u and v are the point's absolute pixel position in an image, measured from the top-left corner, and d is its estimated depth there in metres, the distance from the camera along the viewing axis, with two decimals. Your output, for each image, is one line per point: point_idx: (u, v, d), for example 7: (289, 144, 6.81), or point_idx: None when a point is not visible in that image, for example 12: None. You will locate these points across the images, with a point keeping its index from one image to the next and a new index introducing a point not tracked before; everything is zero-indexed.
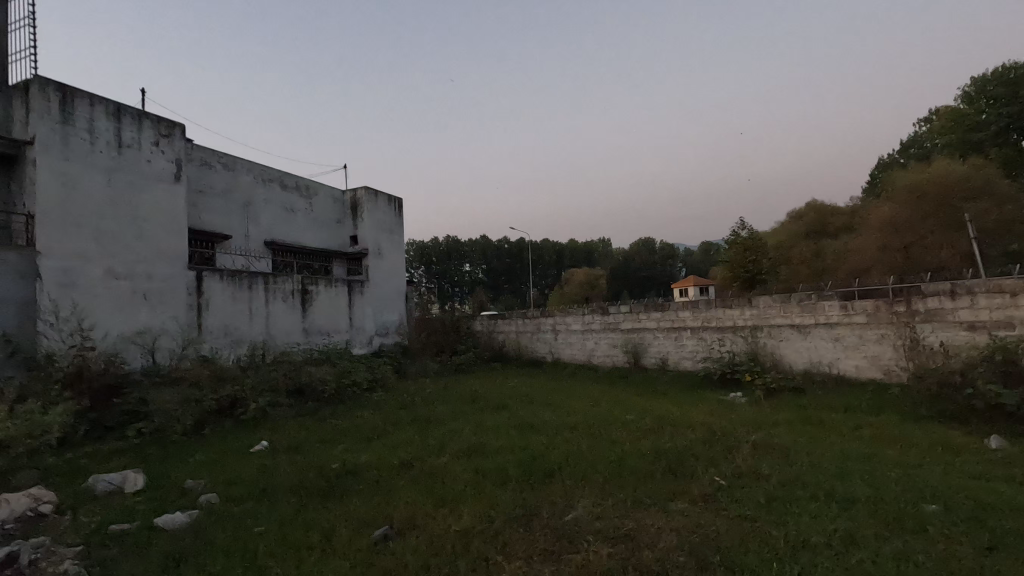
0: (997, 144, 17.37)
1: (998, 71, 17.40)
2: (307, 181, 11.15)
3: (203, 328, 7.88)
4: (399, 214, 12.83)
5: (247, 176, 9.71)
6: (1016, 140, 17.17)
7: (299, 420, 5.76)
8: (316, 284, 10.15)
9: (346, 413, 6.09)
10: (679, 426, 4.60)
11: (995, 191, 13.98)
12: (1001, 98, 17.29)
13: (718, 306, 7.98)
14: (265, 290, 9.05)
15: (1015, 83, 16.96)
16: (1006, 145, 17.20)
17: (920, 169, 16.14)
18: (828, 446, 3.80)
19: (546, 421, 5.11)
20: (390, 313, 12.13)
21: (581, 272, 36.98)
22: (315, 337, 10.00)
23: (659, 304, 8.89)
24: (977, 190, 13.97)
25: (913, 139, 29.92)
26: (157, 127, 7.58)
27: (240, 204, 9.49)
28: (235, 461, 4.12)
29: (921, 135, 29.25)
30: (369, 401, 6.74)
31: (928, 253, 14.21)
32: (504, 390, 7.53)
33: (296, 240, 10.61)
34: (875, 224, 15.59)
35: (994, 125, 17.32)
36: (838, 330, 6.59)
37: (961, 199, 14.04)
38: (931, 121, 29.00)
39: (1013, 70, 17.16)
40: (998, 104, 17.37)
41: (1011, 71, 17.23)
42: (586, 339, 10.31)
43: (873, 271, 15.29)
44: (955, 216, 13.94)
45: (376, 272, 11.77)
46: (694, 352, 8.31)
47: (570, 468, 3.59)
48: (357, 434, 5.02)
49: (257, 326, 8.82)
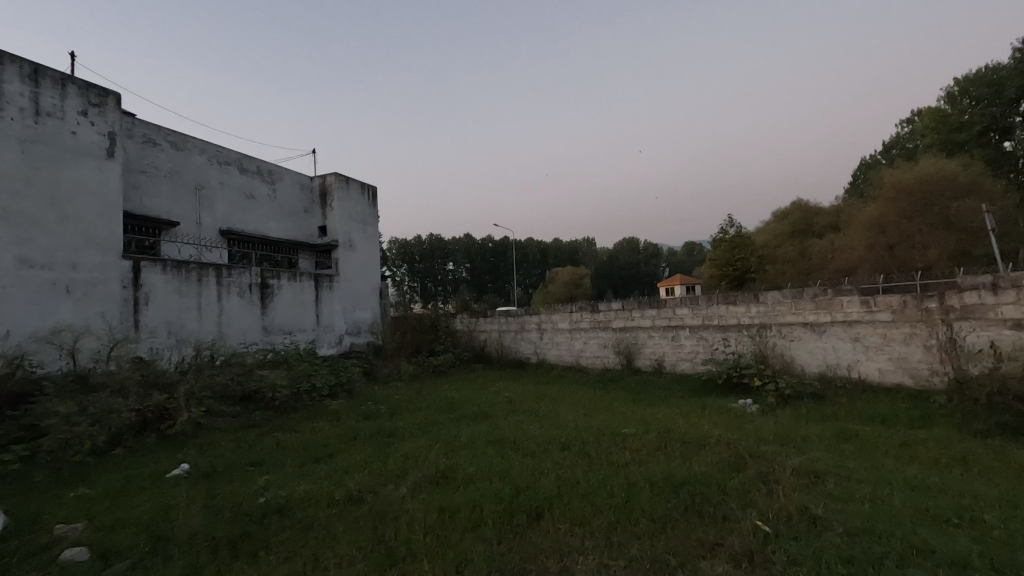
0: (980, 145, 17.10)
1: (980, 72, 16.81)
2: (269, 166, 10.18)
3: (141, 325, 6.91)
4: (374, 204, 11.90)
5: (199, 156, 8.73)
6: (997, 140, 16.92)
7: (241, 435, 4.86)
8: (278, 278, 9.20)
9: (299, 425, 5.19)
10: (693, 444, 3.81)
11: (983, 188, 13.63)
12: (983, 99, 16.86)
13: (721, 303, 7.23)
14: (217, 284, 8.08)
15: (998, 83, 16.44)
16: (989, 145, 16.88)
17: (907, 168, 15.71)
18: (885, 472, 3.05)
19: (533, 437, 4.30)
20: (361, 311, 11.21)
21: (565, 272, 36.36)
22: (276, 336, 9.06)
23: (654, 301, 8.13)
24: (968, 188, 13.59)
25: (894, 140, 29.74)
26: (85, 95, 6.61)
27: (192, 188, 8.53)
28: (136, 496, 3.24)
29: (904, 136, 29.17)
30: (330, 409, 5.85)
31: (917, 252, 13.71)
32: (485, 396, 6.68)
33: (256, 230, 9.64)
34: (864, 222, 15.10)
35: (976, 125, 16.97)
36: (858, 329, 5.88)
37: (950, 197, 13.59)
38: (914, 122, 28.95)
39: (995, 70, 16.57)
40: (981, 105, 16.94)
41: (994, 71, 16.58)
42: (573, 339, 9.52)
43: (862, 269, 14.77)
44: (946, 214, 13.42)
45: (347, 266, 10.84)
46: (694, 353, 7.56)
47: (564, 506, 2.76)
48: (304, 453, 4.16)
49: (207, 324, 7.85)
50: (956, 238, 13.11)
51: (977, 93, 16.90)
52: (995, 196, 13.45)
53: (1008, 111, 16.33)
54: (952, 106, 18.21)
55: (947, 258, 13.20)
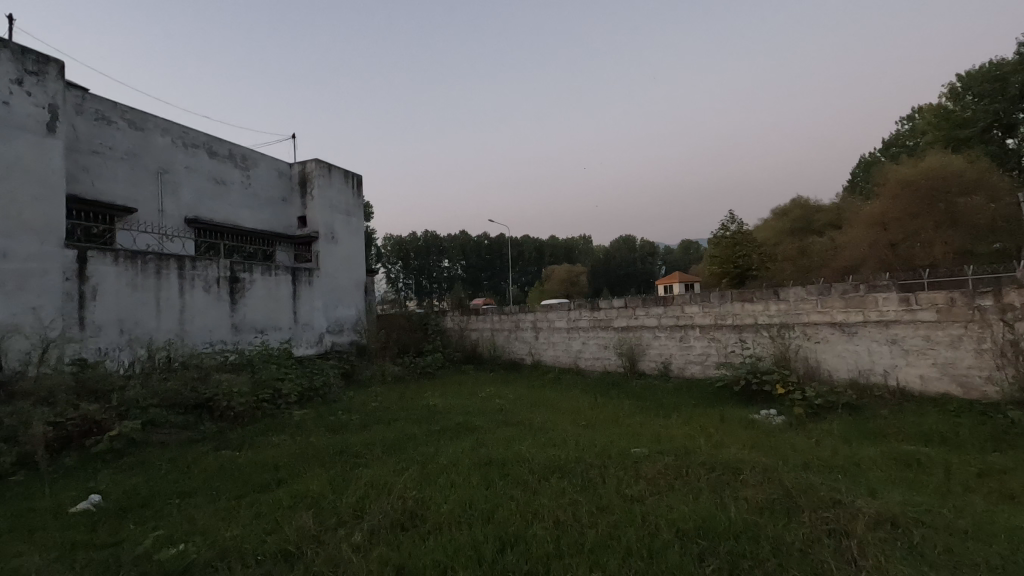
0: (982, 142, 16.44)
1: (982, 67, 16.15)
2: (243, 150, 9.41)
3: (86, 323, 6.15)
4: (358, 193, 11.10)
5: (162, 137, 7.95)
6: (999, 137, 16.30)
7: (181, 453, 4.12)
8: (249, 271, 8.43)
9: (253, 441, 4.45)
10: (721, 474, 3.10)
11: (989, 185, 13.07)
12: (987, 96, 16.05)
13: (736, 300, 6.52)
14: (179, 277, 7.32)
15: (1001, 79, 15.74)
16: (992, 142, 16.31)
17: (913, 163, 15.11)
18: (983, 520, 2.34)
19: (525, 460, 3.58)
20: (344, 307, 10.45)
21: (562, 269, 35.70)
22: (247, 335, 8.29)
23: (660, 298, 7.43)
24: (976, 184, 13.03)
25: (894, 138, 29.20)
26: (20, 61, 5.84)
27: (153, 171, 7.76)
28: (13, 548, 2.50)
29: (905, 134, 28.59)
30: (294, 420, 5.11)
31: (923, 250, 13.11)
32: (472, 403, 5.96)
33: (227, 219, 8.87)
34: (867, 218, 14.48)
35: (978, 121, 16.23)
36: (895, 330, 5.18)
37: (956, 193, 12.98)
38: (914, 120, 28.40)
39: (998, 65, 15.90)
40: (985, 102, 16.14)
41: (995, 66, 15.97)
42: (571, 339, 8.81)
43: (865, 267, 14.10)
44: (952, 211, 12.83)
45: (328, 259, 10.07)
46: (705, 356, 6.86)
47: (565, 572, 2.06)
48: (247, 481, 3.42)
49: (167, 321, 7.09)
50: (963, 236, 12.52)
51: (980, 88, 16.31)
52: (1003, 192, 12.83)
53: (1013, 108, 15.56)
54: (953, 103, 17.62)
55: (954, 255, 12.60)
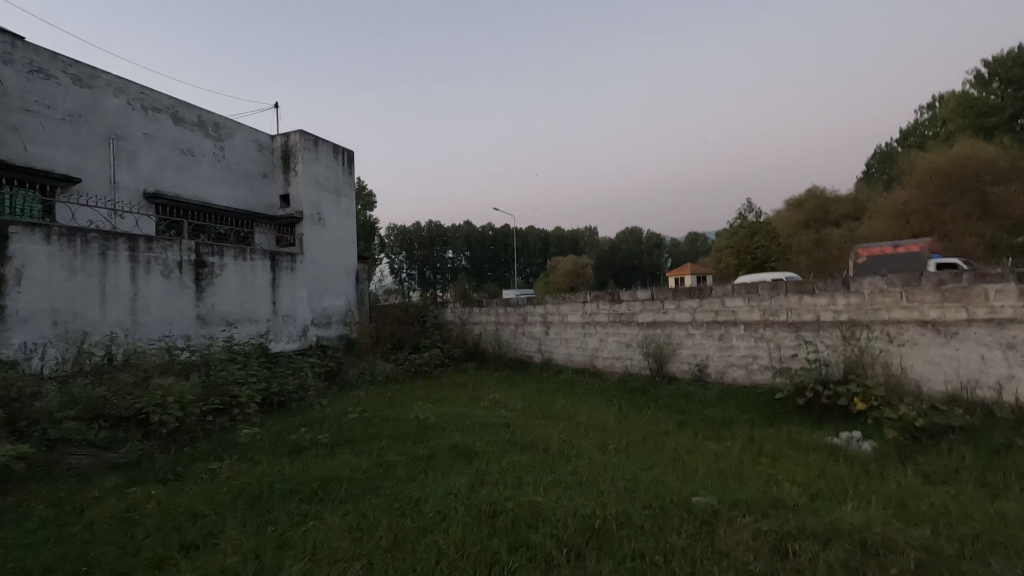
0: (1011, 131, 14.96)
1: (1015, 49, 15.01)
2: (216, 118, 8.28)
3: (7, 313, 5.09)
4: (349, 170, 9.95)
5: (116, 98, 6.85)
6: None
7: (76, 493, 3.04)
8: (219, 255, 7.34)
9: (179, 477, 3.37)
10: (853, 562, 2.01)
11: None
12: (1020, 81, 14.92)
13: (792, 293, 5.40)
14: (130, 260, 6.23)
15: None
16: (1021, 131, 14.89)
17: (945, 150, 13.96)
18: None
19: (547, 521, 2.49)
20: (332, 297, 9.36)
21: (567, 261, 34.68)
22: (216, 328, 7.22)
23: (694, 290, 6.31)
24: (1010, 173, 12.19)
25: (913, 127, 27.95)
26: None
27: (104, 136, 6.66)
28: None
29: (924, 123, 27.37)
30: (245, 440, 4.02)
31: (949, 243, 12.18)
32: (473, 414, 4.89)
33: (195, 196, 7.78)
34: (891, 210, 13.73)
35: (1007, 108, 14.94)
36: (1011, 332, 4.04)
37: (988, 181, 12.14)
38: (933, 106, 27.18)
39: None
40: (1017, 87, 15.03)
41: None
42: (586, 334, 7.72)
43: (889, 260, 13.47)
44: (983, 200, 12.10)
45: (314, 243, 8.97)
46: (751, 359, 5.75)
47: None
48: (142, 550, 2.35)
49: (115, 311, 6.03)
50: (994, 227, 11.80)
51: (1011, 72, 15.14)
52: None
53: None
54: (980, 89, 16.13)
55: (983, 248, 11.75)
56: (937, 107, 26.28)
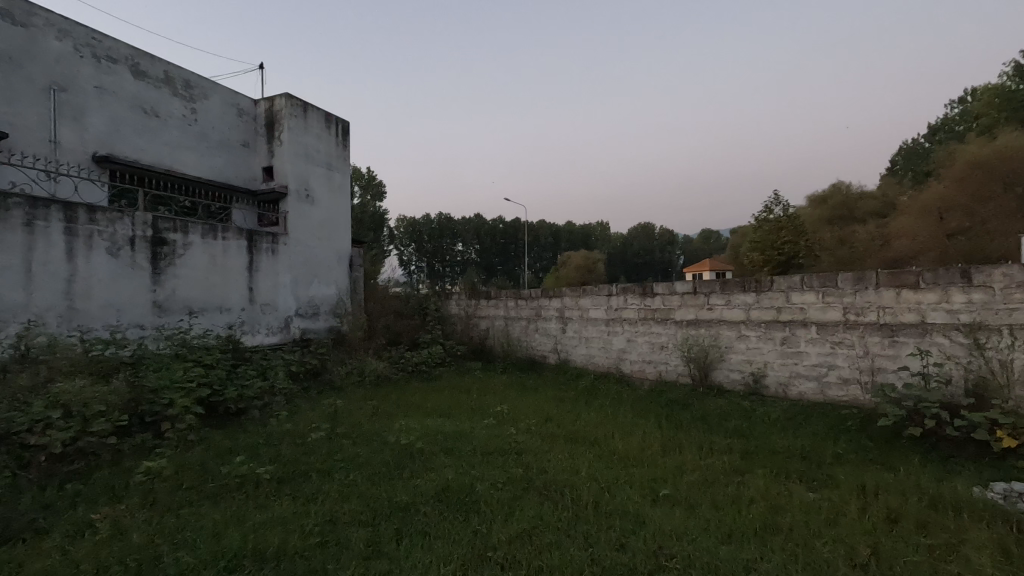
0: None
1: None
2: (187, 75, 7.18)
3: None
4: (342, 143, 8.82)
5: (60, 42, 5.77)
6: None
7: None
8: (183, 232, 6.24)
9: (28, 544, 2.23)
10: None
11: None
12: None
13: (886, 286, 4.20)
14: (67, 234, 5.15)
15: None
16: None
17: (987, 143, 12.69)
18: None
19: None
20: (321, 285, 8.25)
21: (578, 256, 33.48)
22: (176, 317, 6.15)
23: (749, 283, 5.12)
24: None
25: (940, 122, 26.51)
26: None
27: (42, 86, 5.59)
28: None
29: (955, 119, 25.89)
30: (154, 475, 2.89)
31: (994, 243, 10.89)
32: (475, 435, 3.76)
33: (158, 162, 6.69)
34: (926, 206, 12.48)
35: None
36: None
37: None
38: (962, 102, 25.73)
39: None
40: None
41: None
42: (611, 333, 6.56)
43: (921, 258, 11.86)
44: None
45: (300, 223, 7.85)
46: (825, 369, 4.57)
47: None
48: None
49: (42, 294, 4.96)
50: None
51: None
52: None
53: None
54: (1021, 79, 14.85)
55: None
56: (968, 103, 24.80)
